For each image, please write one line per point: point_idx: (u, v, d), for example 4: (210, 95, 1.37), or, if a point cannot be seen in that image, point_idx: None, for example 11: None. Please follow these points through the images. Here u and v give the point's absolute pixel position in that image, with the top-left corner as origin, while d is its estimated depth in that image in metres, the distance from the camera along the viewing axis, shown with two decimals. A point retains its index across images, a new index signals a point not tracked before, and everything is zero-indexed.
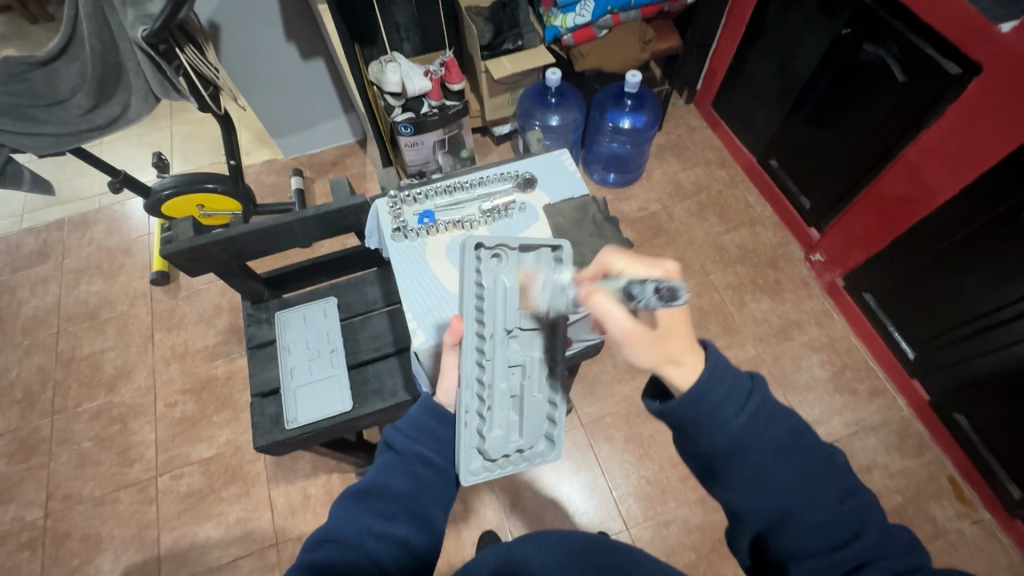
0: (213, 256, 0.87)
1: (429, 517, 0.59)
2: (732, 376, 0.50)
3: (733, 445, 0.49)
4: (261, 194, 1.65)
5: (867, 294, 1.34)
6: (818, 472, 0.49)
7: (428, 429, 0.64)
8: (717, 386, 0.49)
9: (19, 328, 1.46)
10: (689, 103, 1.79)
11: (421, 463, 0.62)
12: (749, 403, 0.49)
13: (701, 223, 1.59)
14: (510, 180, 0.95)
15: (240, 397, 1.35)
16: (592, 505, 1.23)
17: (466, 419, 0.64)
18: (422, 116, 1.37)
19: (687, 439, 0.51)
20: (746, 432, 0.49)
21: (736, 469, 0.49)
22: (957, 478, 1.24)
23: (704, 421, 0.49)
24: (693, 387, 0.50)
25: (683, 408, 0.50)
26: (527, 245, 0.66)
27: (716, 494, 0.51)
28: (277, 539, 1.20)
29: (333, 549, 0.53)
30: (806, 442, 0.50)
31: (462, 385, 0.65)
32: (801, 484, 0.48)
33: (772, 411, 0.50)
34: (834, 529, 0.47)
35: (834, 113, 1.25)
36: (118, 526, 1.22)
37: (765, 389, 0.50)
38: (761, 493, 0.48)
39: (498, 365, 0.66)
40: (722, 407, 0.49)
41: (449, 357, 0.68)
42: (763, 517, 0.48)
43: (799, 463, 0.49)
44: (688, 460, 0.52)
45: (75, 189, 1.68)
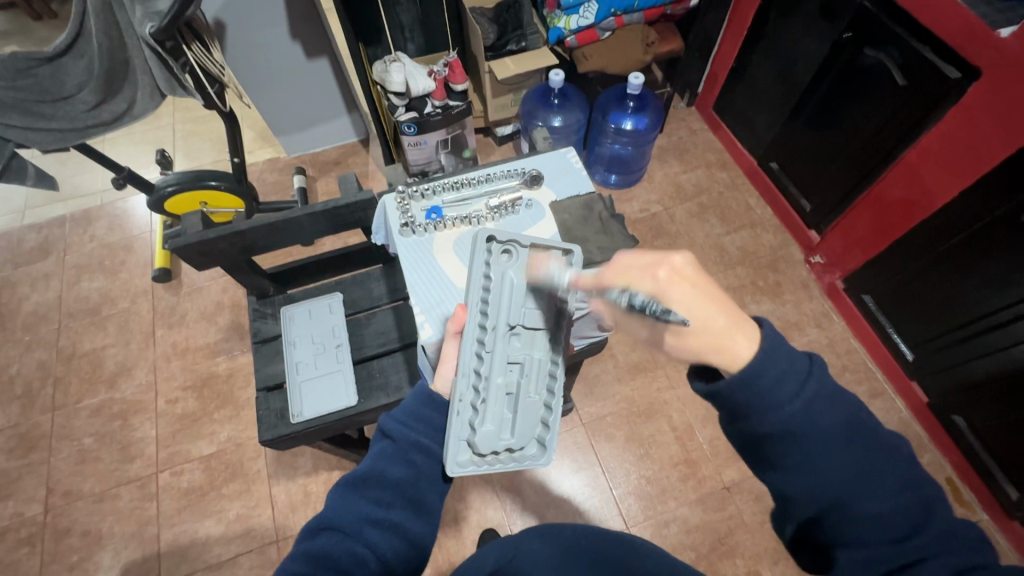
0: (220, 251, 0.88)
1: (426, 504, 0.59)
2: (788, 357, 0.48)
3: (786, 428, 0.47)
4: (263, 192, 1.66)
5: (867, 296, 1.34)
6: (879, 465, 0.46)
7: (424, 417, 0.63)
8: (771, 365, 0.47)
9: (20, 324, 1.46)
10: (691, 106, 1.80)
11: (419, 451, 0.61)
12: (807, 385, 0.47)
13: (702, 224, 1.59)
14: (517, 177, 0.95)
15: (241, 394, 1.35)
16: (593, 504, 1.24)
17: (459, 407, 0.65)
18: (426, 115, 1.38)
19: (739, 420, 0.49)
20: (802, 416, 0.47)
21: (790, 452, 0.47)
22: (955, 479, 1.25)
23: (757, 403, 0.47)
24: (744, 369, 0.48)
25: (733, 389, 0.48)
26: (537, 243, 0.70)
27: (767, 479, 0.50)
28: (277, 536, 1.20)
29: (330, 539, 0.53)
30: (868, 430, 0.47)
31: (459, 373, 0.66)
32: (858, 474, 0.46)
33: (833, 395, 0.47)
34: (891, 524, 0.45)
35: (833, 116, 1.27)
36: (118, 522, 1.22)
37: (824, 372, 0.48)
38: (813, 479, 0.47)
39: (497, 360, 0.68)
40: (775, 390, 0.47)
41: (449, 346, 0.69)
42: (817, 504, 0.47)
43: (858, 454, 0.46)
44: (735, 439, 0.51)
45: (77, 185, 1.68)
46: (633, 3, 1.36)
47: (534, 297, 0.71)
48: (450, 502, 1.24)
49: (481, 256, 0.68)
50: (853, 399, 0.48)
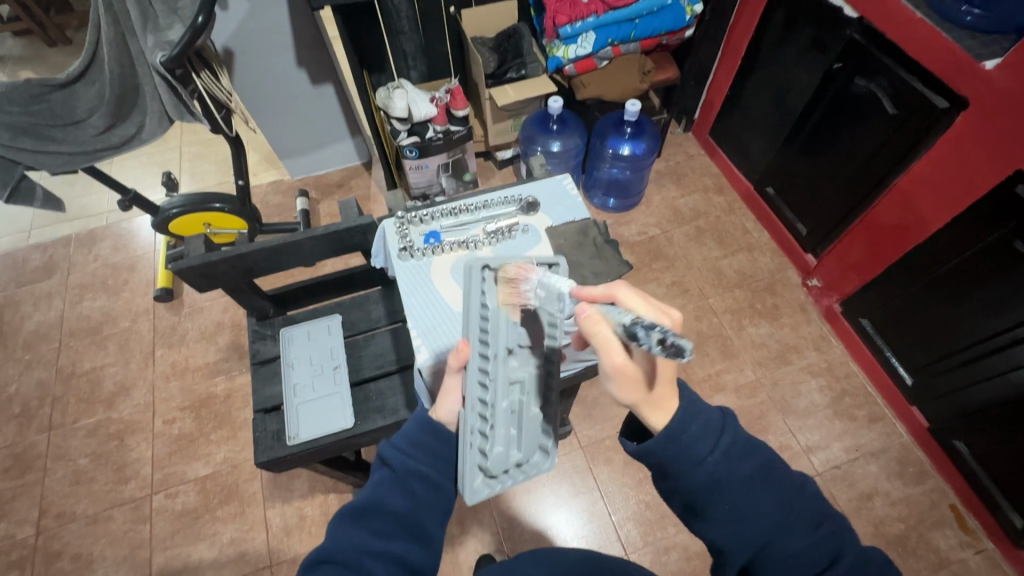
0: (222, 273, 0.89)
1: (426, 532, 0.60)
2: (704, 413, 0.52)
3: (708, 482, 0.50)
4: (267, 213, 1.68)
5: (864, 320, 1.35)
6: (796, 505, 0.51)
7: (423, 444, 0.63)
8: (692, 422, 0.51)
9: (20, 343, 1.46)
10: (687, 131, 1.84)
11: (418, 480, 0.62)
12: (722, 439, 0.51)
13: (700, 247, 1.61)
14: (514, 203, 0.97)
15: (239, 415, 1.35)
16: (591, 530, 1.22)
17: (469, 438, 0.62)
18: (428, 140, 1.40)
19: (665, 477, 0.52)
20: (721, 467, 0.51)
21: (717, 505, 0.50)
22: (958, 506, 1.23)
23: (680, 459, 0.51)
24: (667, 425, 0.51)
25: (660, 446, 0.51)
26: (525, 260, 0.70)
27: (698, 530, 0.52)
28: (271, 561, 1.18)
29: (330, 572, 0.54)
30: (782, 475, 0.52)
31: (465, 405, 0.63)
32: (783, 515, 0.50)
33: (746, 447, 0.52)
34: (811, 562, 0.49)
35: (828, 144, 1.29)
36: (110, 545, 1.21)
37: (736, 424, 0.53)
38: (739, 525, 0.50)
39: (500, 384, 0.64)
40: (697, 443, 0.51)
41: (451, 381, 0.64)
42: (748, 550, 0.50)
43: (777, 496, 0.51)
44: (668, 498, 0.53)
45: (83, 206, 1.71)
46: (630, 34, 1.39)
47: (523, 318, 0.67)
48: (447, 526, 1.22)
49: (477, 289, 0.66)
50: (766, 449, 0.53)
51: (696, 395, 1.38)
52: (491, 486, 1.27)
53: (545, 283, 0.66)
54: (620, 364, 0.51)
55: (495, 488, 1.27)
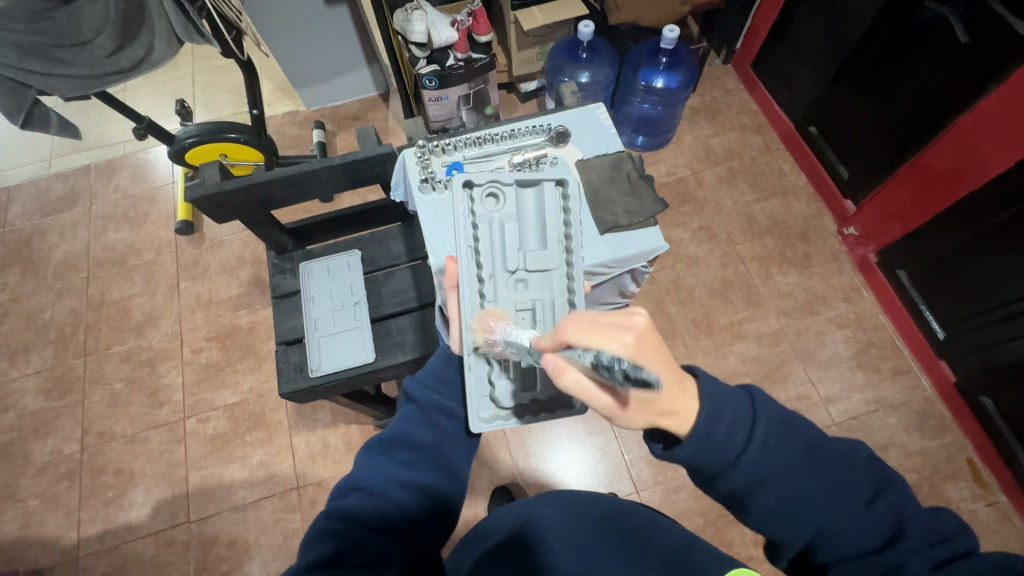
0: (239, 203, 0.87)
1: (450, 464, 0.61)
2: (732, 397, 0.49)
3: (753, 480, 0.48)
4: (283, 146, 1.64)
5: (901, 272, 1.30)
6: (844, 482, 0.49)
7: (445, 378, 0.68)
8: (721, 417, 0.48)
9: (51, 271, 1.50)
10: (726, 64, 1.70)
11: (442, 414, 0.65)
12: (756, 430, 0.49)
13: (731, 190, 1.53)
14: (542, 133, 0.91)
15: (263, 346, 1.38)
16: (603, 467, 1.26)
17: (471, 364, 0.63)
18: (448, 69, 1.32)
19: (704, 479, 0.50)
20: (762, 462, 0.48)
21: (763, 499, 0.49)
22: (975, 460, 1.23)
23: (717, 461, 0.48)
24: (694, 433, 0.48)
25: (692, 455, 0.48)
26: (522, 180, 0.65)
27: (747, 522, 0.51)
28: (298, 483, 1.25)
29: (361, 497, 0.54)
30: (826, 450, 0.50)
31: (464, 331, 0.63)
32: (834, 494, 0.48)
33: (783, 425, 0.49)
34: (870, 538, 0.48)
35: (884, 77, 1.18)
36: (149, 463, 1.28)
37: (766, 404, 0.50)
38: (791, 515, 0.49)
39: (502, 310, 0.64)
40: (729, 438, 0.48)
41: (450, 300, 0.67)
42: (803, 537, 0.49)
43: (817, 476, 0.48)
44: (713, 494, 0.51)
45: (100, 135, 1.68)
46: None
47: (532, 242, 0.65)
48: None
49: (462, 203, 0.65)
50: (803, 423, 0.50)
51: (716, 342, 1.37)
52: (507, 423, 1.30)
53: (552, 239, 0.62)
54: (606, 404, 0.45)
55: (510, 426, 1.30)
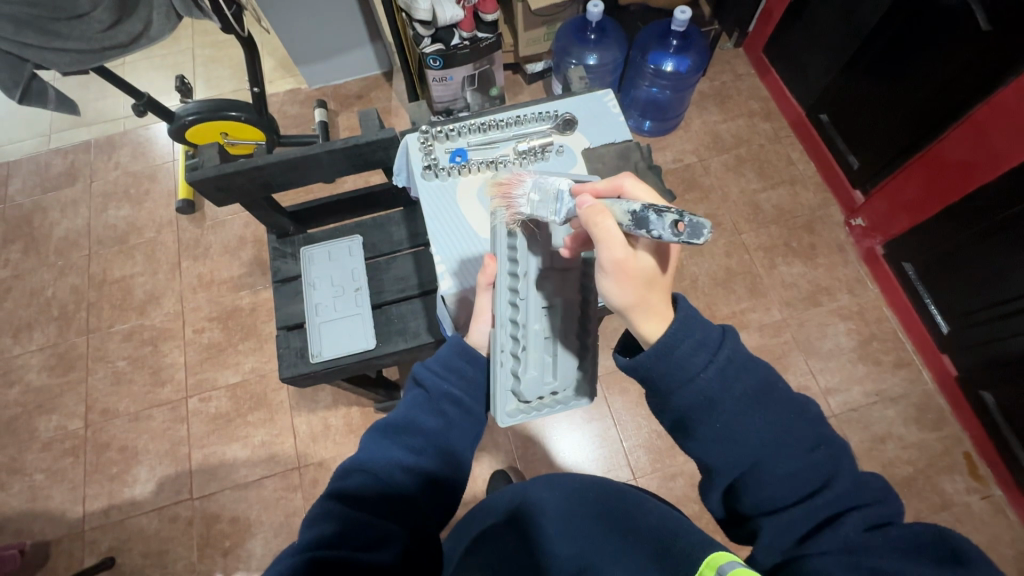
0: (240, 186, 0.86)
1: (454, 451, 0.61)
2: (702, 328, 0.51)
3: (704, 397, 0.50)
4: (284, 125, 1.62)
5: (908, 266, 1.29)
6: (791, 426, 0.50)
7: (457, 369, 0.64)
8: (684, 339, 0.50)
9: (52, 248, 1.49)
10: (738, 47, 1.66)
11: (450, 402, 0.63)
12: (718, 355, 0.50)
13: (738, 178, 1.51)
14: (548, 120, 0.90)
15: (264, 328, 1.39)
16: (602, 454, 1.27)
17: (501, 359, 0.67)
18: (453, 48, 1.28)
19: (657, 394, 0.52)
20: (713, 384, 0.50)
21: (706, 423, 0.50)
22: (972, 453, 1.23)
23: (672, 375, 0.50)
24: (664, 336, 0.50)
25: (651, 359, 0.51)
26: (562, 178, 0.65)
27: (689, 449, 0.53)
28: (299, 463, 1.26)
29: (363, 479, 0.55)
30: (778, 396, 0.51)
31: (498, 325, 0.66)
32: (780, 435, 0.49)
33: (743, 363, 0.51)
34: (804, 482, 0.48)
35: (899, 66, 1.15)
36: (152, 441, 1.30)
37: (735, 341, 0.51)
38: (731, 444, 0.50)
39: (532, 307, 0.67)
40: (689, 359, 0.50)
41: (483, 298, 0.69)
42: (737, 467, 0.50)
43: (766, 415, 0.50)
44: (663, 418, 0.54)
45: (99, 110, 1.66)
46: None
47: None
48: None
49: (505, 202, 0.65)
50: (764, 364, 0.51)
51: None
52: None
53: (540, 185, 0.61)
54: (621, 258, 0.50)
55: None
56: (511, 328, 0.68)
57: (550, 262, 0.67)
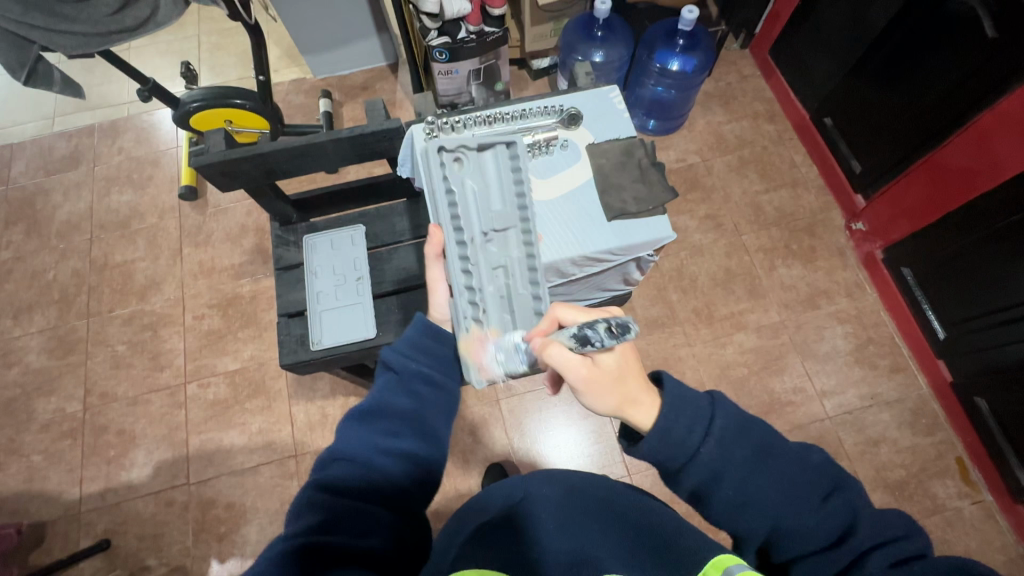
0: (244, 172, 0.86)
1: (431, 429, 0.62)
2: (691, 401, 0.52)
3: (710, 471, 0.51)
4: (289, 114, 1.62)
5: (906, 271, 1.29)
6: (800, 478, 0.51)
7: (424, 347, 0.67)
8: (679, 417, 0.52)
9: (54, 231, 1.49)
10: (744, 49, 1.66)
11: (422, 381, 0.64)
12: (713, 426, 0.51)
13: (740, 179, 1.51)
14: (554, 115, 0.89)
15: (264, 316, 1.39)
16: (597, 450, 1.27)
17: (464, 324, 0.71)
18: (459, 42, 1.28)
19: (667, 474, 0.53)
20: (716, 456, 0.51)
21: (720, 494, 0.51)
22: (964, 459, 1.24)
23: (675, 455, 0.51)
24: (657, 422, 0.52)
25: (654, 446, 0.52)
26: (482, 143, 0.76)
27: (709, 518, 0.54)
28: (296, 451, 1.27)
29: (344, 467, 0.56)
30: (780, 450, 0.52)
31: (455, 292, 0.72)
32: (790, 493, 0.50)
33: (740, 425, 0.52)
34: (823, 533, 0.49)
35: (906, 71, 1.15)
36: (150, 425, 1.31)
37: (727, 408, 0.52)
38: (748, 509, 0.51)
39: (483, 269, 0.74)
40: (688, 434, 0.51)
41: (434, 269, 0.75)
42: (758, 533, 0.51)
43: (771, 475, 0.51)
44: (677, 493, 0.55)
45: (104, 95, 1.66)
46: None
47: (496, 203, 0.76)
48: (460, 435, 1.29)
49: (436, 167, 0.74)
50: (760, 424, 0.53)
51: (716, 332, 1.37)
52: (504, 402, 1.32)
53: (503, 345, 0.72)
54: (585, 373, 0.57)
55: (506, 405, 1.31)
56: (468, 294, 0.73)
57: (489, 224, 0.75)
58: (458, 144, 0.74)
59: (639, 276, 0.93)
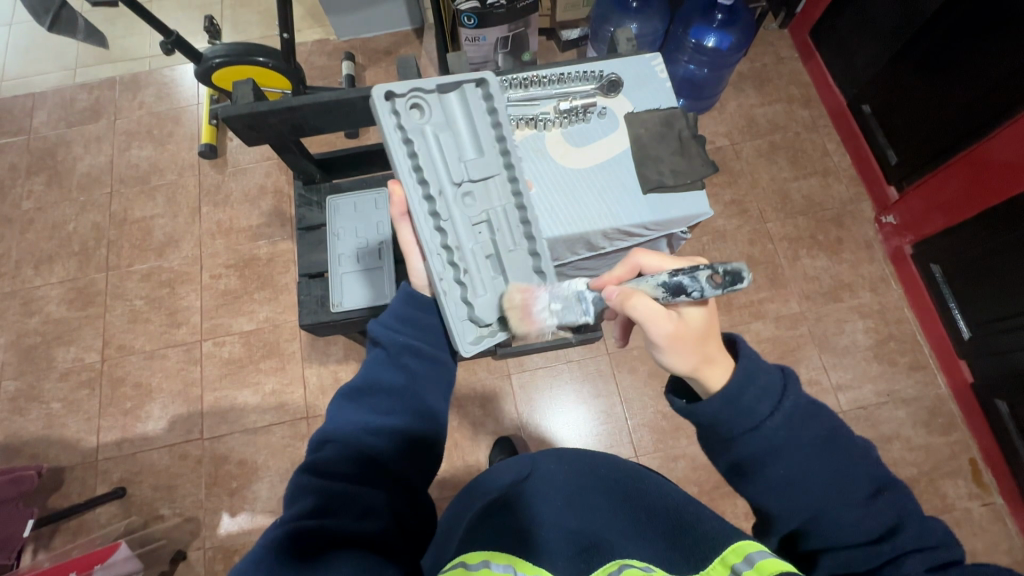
0: (271, 126, 0.84)
1: (423, 404, 0.61)
2: (767, 373, 0.52)
3: (773, 446, 0.51)
4: (311, 75, 1.59)
5: (935, 267, 1.26)
6: (859, 470, 0.51)
7: (412, 319, 0.66)
8: (750, 387, 0.51)
9: (75, 183, 1.50)
10: (783, 28, 1.60)
11: (411, 355, 0.63)
12: (782, 405, 0.51)
13: (769, 165, 1.47)
14: (592, 81, 0.87)
15: (280, 279, 1.39)
16: (606, 430, 1.28)
17: (445, 286, 0.67)
18: (488, 7, 1.24)
19: (720, 440, 0.53)
20: (780, 431, 0.51)
21: (771, 471, 0.51)
22: (978, 461, 1.23)
23: (737, 422, 0.51)
24: (728, 386, 0.51)
25: (716, 412, 0.51)
26: (443, 85, 0.72)
27: (747, 493, 0.54)
28: (308, 413, 1.29)
29: (335, 449, 0.55)
30: (844, 441, 0.52)
31: (430, 254, 0.68)
32: (847, 484, 0.50)
33: (811, 410, 0.52)
34: (866, 528, 0.49)
35: (953, 59, 1.10)
36: (166, 380, 1.33)
37: (797, 388, 0.52)
38: (793, 491, 0.50)
39: (460, 225, 0.71)
40: (756, 406, 0.51)
41: (404, 229, 0.70)
42: (798, 517, 0.51)
43: (831, 462, 0.51)
44: (722, 465, 0.54)
45: (125, 47, 1.64)
46: None
47: (470, 153, 0.73)
48: (470, 407, 1.29)
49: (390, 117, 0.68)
50: (831, 416, 0.53)
51: (733, 319, 1.35)
52: (515, 376, 1.32)
53: (557, 295, 0.67)
54: (672, 330, 0.54)
55: (517, 380, 1.31)
56: (446, 254, 0.70)
57: (461, 174, 0.72)
58: (412, 87, 0.70)
59: (669, 252, 0.92)
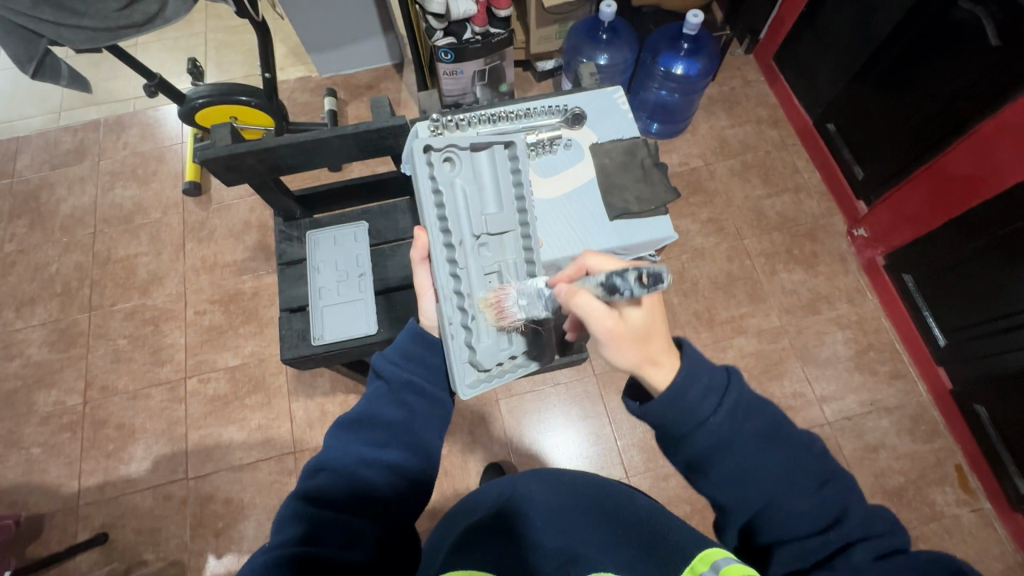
0: (250, 166, 0.86)
1: (419, 440, 0.62)
2: (708, 371, 0.53)
3: (717, 441, 0.51)
4: (293, 112, 1.63)
5: (907, 276, 1.29)
6: (802, 460, 0.52)
7: (416, 357, 0.68)
8: (692, 385, 0.52)
9: (57, 225, 1.50)
10: (748, 54, 1.67)
11: (410, 391, 0.65)
12: (726, 398, 0.52)
13: (743, 184, 1.52)
14: (557, 114, 0.90)
15: (265, 312, 1.39)
16: (596, 452, 1.27)
17: (452, 330, 0.69)
18: (464, 42, 1.29)
19: (668, 437, 0.54)
20: (724, 427, 0.51)
21: (719, 466, 0.51)
22: (963, 466, 1.24)
23: (683, 420, 0.52)
24: (671, 386, 0.52)
25: (663, 409, 0.52)
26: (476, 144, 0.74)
27: (700, 488, 0.54)
28: (295, 447, 1.27)
29: (328, 477, 0.56)
30: (785, 434, 0.53)
31: (441, 298, 0.70)
32: (787, 475, 0.51)
33: (749, 405, 0.52)
34: (815, 518, 0.50)
35: (907, 80, 1.16)
36: (150, 419, 1.31)
37: (741, 383, 0.53)
38: (743, 484, 0.51)
39: (473, 273, 0.72)
40: (699, 404, 0.51)
41: (422, 273, 0.74)
42: (751, 509, 0.51)
43: (779, 456, 0.52)
44: (676, 463, 0.55)
45: (110, 90, 1.67)
46: None
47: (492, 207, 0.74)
48: (459, 434, 1.29)
49: (423, 165, 0.71)
50: (774, 410, 0.53)
51: (716, 336, 1.37)
52: (503, 402, 1.32)
53: (526, 290, 0.68)
54: (611, 326, 0.56)
55: (506, 405, 1.31)
56: (457, 299, 0.71)
57: (481, 226, 0.73)
58: (448, 143, 0.72)
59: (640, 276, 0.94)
